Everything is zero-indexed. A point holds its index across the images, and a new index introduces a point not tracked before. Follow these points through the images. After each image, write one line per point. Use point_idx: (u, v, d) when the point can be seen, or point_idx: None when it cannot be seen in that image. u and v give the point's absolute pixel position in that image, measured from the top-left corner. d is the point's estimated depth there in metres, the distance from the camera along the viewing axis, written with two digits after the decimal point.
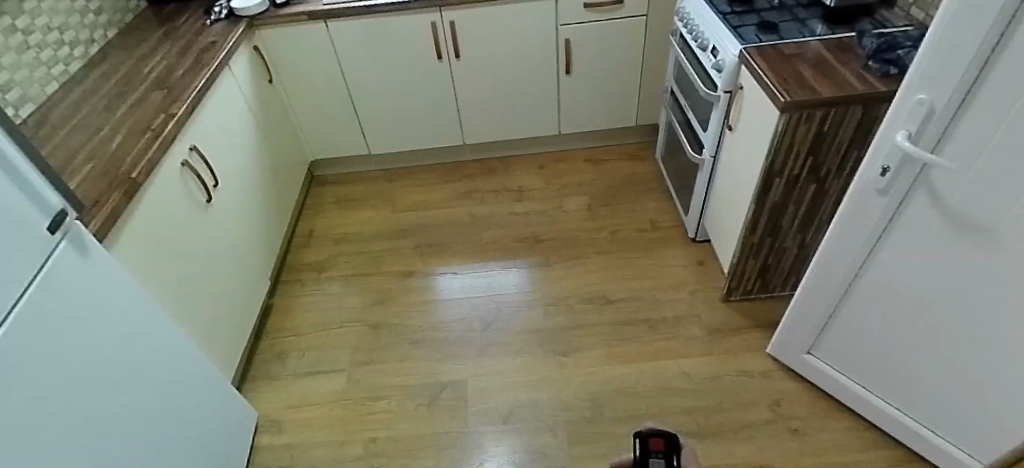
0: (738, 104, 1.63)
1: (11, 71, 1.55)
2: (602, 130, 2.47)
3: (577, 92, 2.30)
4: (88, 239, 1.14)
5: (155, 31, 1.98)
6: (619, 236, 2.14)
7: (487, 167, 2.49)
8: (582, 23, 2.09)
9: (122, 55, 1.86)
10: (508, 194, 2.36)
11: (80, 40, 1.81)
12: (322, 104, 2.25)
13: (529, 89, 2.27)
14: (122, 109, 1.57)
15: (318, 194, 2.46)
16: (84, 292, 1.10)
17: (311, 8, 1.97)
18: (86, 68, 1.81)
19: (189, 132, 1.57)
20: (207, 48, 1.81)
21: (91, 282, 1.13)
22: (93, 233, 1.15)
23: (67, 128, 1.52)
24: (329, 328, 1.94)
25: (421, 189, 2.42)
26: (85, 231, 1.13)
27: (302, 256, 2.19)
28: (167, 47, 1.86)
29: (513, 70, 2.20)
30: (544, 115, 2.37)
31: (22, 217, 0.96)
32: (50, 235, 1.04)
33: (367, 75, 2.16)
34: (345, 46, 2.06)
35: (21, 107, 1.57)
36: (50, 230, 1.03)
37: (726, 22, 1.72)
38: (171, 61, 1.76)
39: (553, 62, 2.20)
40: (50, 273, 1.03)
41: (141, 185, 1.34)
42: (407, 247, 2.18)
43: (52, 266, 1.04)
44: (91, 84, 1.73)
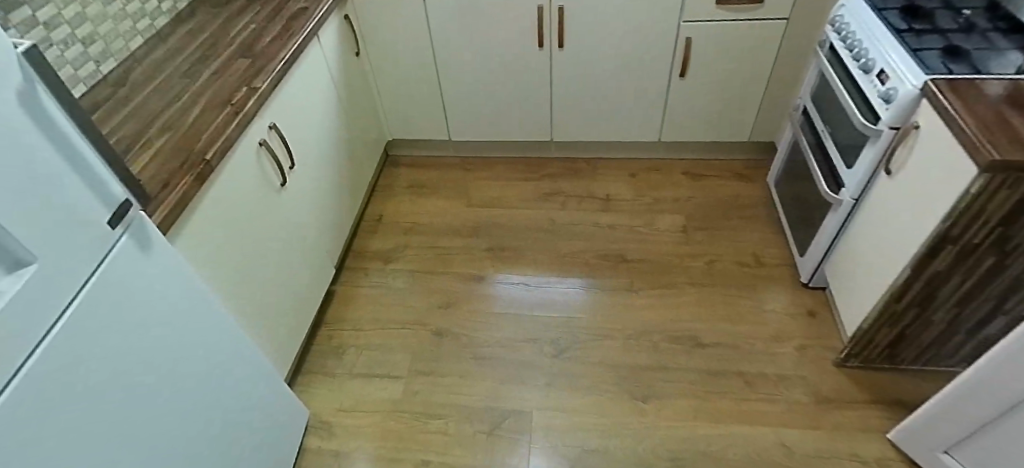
0: (907, 146, 1.34)
1: (95, 23, 1.46)
2: (708, 142, 2.20)
3: (688, 97, 2.03)
4: (153, 231, 1.00)
5: None
6: (716, 268, 1.90)
7: (572, 167, 2.28)
8: (709, 21, 1.81)
9: (211, 12, 1.74)
10: (593, 202, 2.14)
11: None
12: (407, 83, 2.09)
13: (634, 89, 2.02)
14: (204, 75, 1.45)
15: (390, 176, 2.32)
16: (140, 292, 0.98)
17: None
18: (172, 24, 1.71)
19: (270, 109, 1.44)
20: (297, 15, 1.67)
21: (150, 280, 1.00)
22: (158, 225, 1.02)
23: (147, 90, 1.42)
24: (389, 327, 1.80)
25: (499, 185, 2.23)
26: (150, 223, 1.00)
27: (369, 243, 2.06)
28: (256, 7, 1.73)
29: (620, 65, 1.96)
30: (645, 119, 2.12)
31: (77, 211, 0.82)
32: (111, 230, 0.90)
33: (459, 56, 1.98)
34: (440, 23, 1.88)
35: (103, 62, 1.49)
36: (111, 224, 0.90)
37: (902, 41, 1.41)
38: (259, 26, 1.63)
39: (666, 62, 1.93)
40: (105, 272, 0.90)
41: (215, 167, 1.21)
42: (479, 248, 2.01)
43: (109, 265, 0.91)
44: (175, 41, 1.62)
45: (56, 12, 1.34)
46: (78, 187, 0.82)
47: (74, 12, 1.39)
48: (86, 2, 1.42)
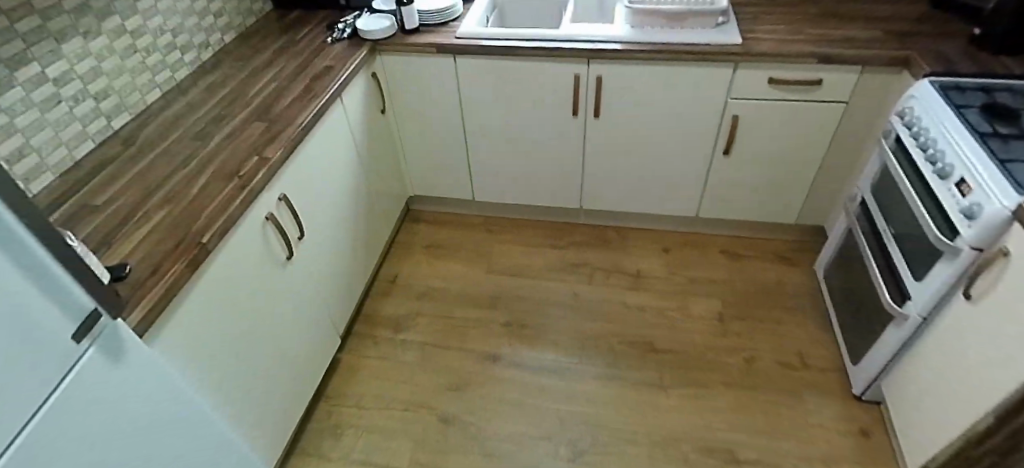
0: (993, 272, 1.15)
1: (110, 77, 1.40)
2: (749, 221, 2.05)
3: (731, 175, 1.89)
4: (128, 342, 0.87)
5: (274, 40, 1.80)
6: (756, 367, 1.71)
7: (602, 236, 2.14)
8: (760, 100, 1.68)
9: (235, 65, 1.69)
10: (623, 277, 1.99)
11: (194, 44, 1.66)
12: (433, 141, 1.99)
13: (672, 162, 1.89)
14: (217, 137, 1.37)
15: (409, 233, 2.21)
16: (103, 414, 0.83)
17: (443, 40, 1.72)
18: (193, 76, 1.65)
19: (282, 179, 1.34)
20: (321, 75, 1.60)
21: (118, 399, 0.86)
22: (134, 336, 0.89)
23: (156, 151, 1.34)
24: (393, 408, 1.64)
25: (522, 251, 2.10)
26: (125, 333, 0.87)
27: (381, 306, 1.93)
28: (280, 63, 1.67)
29: (660, 138, 1.83)
30: (683, 193, 1.97)
31: (30, 327, 0.69)
32: (73, 345, 0.78)
33: (488, 118, 1.88)
34: (471, 85, 1.80)
35: (115, 117, 1.42)
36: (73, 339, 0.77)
37: (986, 147, 1.22)
38: (282, 85, 1.56)
39: (710, 137, 1.80)
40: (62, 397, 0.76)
41: (211, 250, 1.10)
42: (496, 321, 1.86)
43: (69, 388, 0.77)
44: (194, 96, 1.56)
45: (68, 68, 1.28)
46: (35, 300, 0.69)
47: (88, 67, 1.33)
48: (102, 55, 1.37)
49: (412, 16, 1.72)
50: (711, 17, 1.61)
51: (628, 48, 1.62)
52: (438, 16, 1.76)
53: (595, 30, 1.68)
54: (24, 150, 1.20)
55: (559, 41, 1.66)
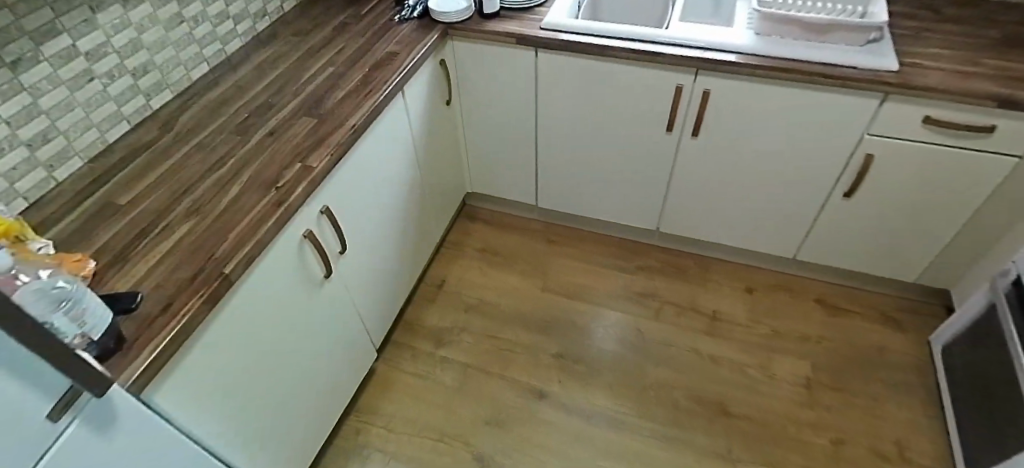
0: None
1: (151, 51, 1.25)
2: (857, 271, 1.74)
3: (846, 219, 1.58)
4: (116, 410, 0.74)
5: (337, 12, 1.61)
6: (844, 453, 1.46)
7: (676, 264, 1.89)
8: (906, 139, 1.36)
9: (293, 40, 1.51)
10: (695, 317, 1.75)
11: (249, 13, 1.50)
12: (499, 139, 1.78)
13: (777, 196, 1.60)
14: (260, 132, 1.21)
15: (463, 232, 2.04)
16: None
17: (526, 30, 1.47)
18: (246, 49, 1.50)
19: (326, 190, 1.18)
20: (383, 63, 1.40)
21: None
22: (126, 402, 0.76)
23: (195, 142, 1.20)
24: (424, 435, 1.51)
25: (584, 271, 1.89)
26: (115, 401, 0.74)
27: (424, 314, 1.79)
28: (340, 42, 1.48)
29: (767, 168, 1.54)
30: (782, 231, 1.68)
31: None
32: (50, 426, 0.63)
33: (565, 122, 1.64)
34: (550, 84, 1.56)
35: (153, 95, 1.29)
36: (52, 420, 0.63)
37: None
38: (339, 71, 1.38)
39: (830, 174, 1.49)
40: None
41: (235, 281, 0.96)
42: (547, 350, 1.68)
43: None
44: (243, 75, 1.40)
45: (104, 40, 1.14)
46: None
47: (126, 39, 1.19)
48: (143, 27, 1.22)
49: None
50: (861, 32, 1.28)
51: (748, 61, 1.32)
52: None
53: (709, 34, 1.39)
54: (50, 133, 1.08)
55: (663, 45, 1.38)
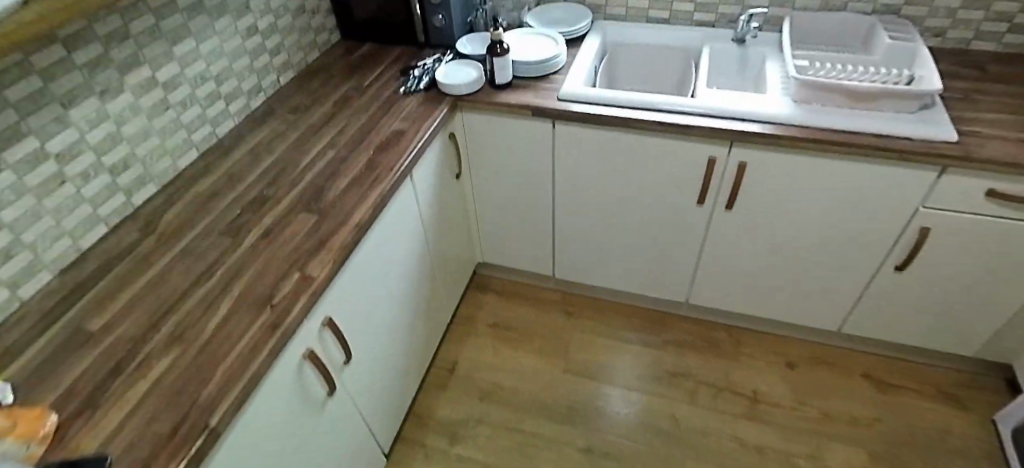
0: None
1: (132, 143, 1.13)
2: (907, 344, 1.60)
3: (896, 293, 1.44)
4: None
5: (338, 84, 1.51)
6: None
7: (708, 337, 1.75)
8: (966, 213, 1.21)
9: (289, 118, 1.40)
10: (735, 399, 1.59)
11: (242, 90, 1.39)
12: (512, 210, 1.66)
13: (820, 269, 1.46)
14: (253, 233, 1.08)
15: (474, 305, 1.90)
16: None
17: (542, 101, 1.37)
18: (238, 129, 1.38)
19: (331, 297, 1.04)
20: (389, 143, 1.28)
21: None
22: None
23: (180, 247, 1.07)
24: None
25: (608, 347, 1.74)
26: None
27: (436, 404, 1.62)
28: (340, 120, 1.37)
29: (810, 240, 1.40)
30: (825, 303, 1.54)
31: None
32: None
33: (586, 194, 1.52)
34: (569, 157, 1.45)
35: (134, 192, 1.16)
36: None
37: None
38: (340, 155, 1.26)
39: (880, 248, 1.35)
40: None
41: (221, 430, 0.81)
42: (573, 444, 1.51)
43: None
44: (236, 160, 1.28)
45: (78, 137, 1.02)
46: None
47: (104, 133, 1.07)
48: (124, 118, 1.10)
49: (506, 68, 1.38)
50: (912, 99, 1.17)
51: (788, 132, 1.20)
52: (536, 67, 1.41)
53: (743, 102, 1.27)
54: (13, 249, 0.95)
55: (694, 115, 1.27)
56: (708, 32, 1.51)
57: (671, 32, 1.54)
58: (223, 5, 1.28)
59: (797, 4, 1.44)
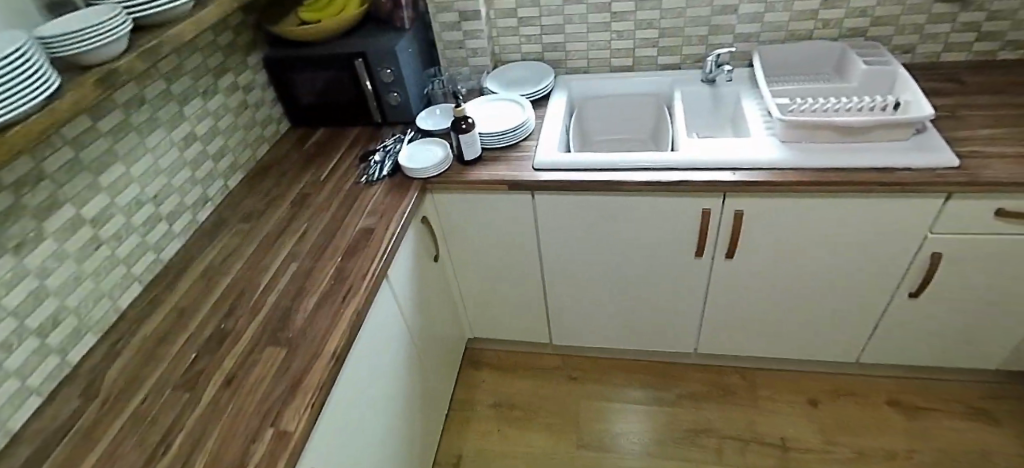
0: None
1: (62, 295, 0.98)
2: (930, 367, 1.52)
3: (915, 321, 1.36)
4: None
5: (294, 179, 1.39)
6: None
7: (721, 384, 1.63)
8: (978, 234, 1.14)
9: (243, 228, 1.27)
10: (763, 452, 1.45)
11: (187, 205, 1.27)
12: (499, 284, 1.54)
13: (832, 306, 1.37)
14: (215, 381, 0.94)
15: (471, 385, 1.75)
16: None
17: (515, 174, 1.27)
18: (188, 249, 1.25)
19: (311, 448, 0.89)
20: (358, 246, 1.15)
21: None
22: None
23: (125, 415, 0.90)
24: None
25: (620, 413, 1.60)
26: None
27: None
28: (299, 223, 1.24)
29: (819, 279, 1.32)
30: (842, 338, 1.45)
31: None
32: None
33: (575, 260, 1.42)
34: (552, 225, 1.35)
35: (68, 349, 1.00)
36: None
37: None
38: (305, 267, 1.12)
39: (891, 278, 1.27)
40: None
41: None
42: None
43: None
44: (187, 290, 1.14)
45: None
46: None
47: (25, 292, 0.92)
48: (49, 269, 0.96)
49: (474, 143, 1.29)
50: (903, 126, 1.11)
51: (783, 178, 1.12)
52: (504, 137, 1.33)
53: (728, 150, 1.20)
54: None
55: (680, 170, 1.19)
56: (677, 75, 1.49)
57: (643, 78, 1.52)
58: (154, 119, 1.16)
59: (762, 38, 1.42)
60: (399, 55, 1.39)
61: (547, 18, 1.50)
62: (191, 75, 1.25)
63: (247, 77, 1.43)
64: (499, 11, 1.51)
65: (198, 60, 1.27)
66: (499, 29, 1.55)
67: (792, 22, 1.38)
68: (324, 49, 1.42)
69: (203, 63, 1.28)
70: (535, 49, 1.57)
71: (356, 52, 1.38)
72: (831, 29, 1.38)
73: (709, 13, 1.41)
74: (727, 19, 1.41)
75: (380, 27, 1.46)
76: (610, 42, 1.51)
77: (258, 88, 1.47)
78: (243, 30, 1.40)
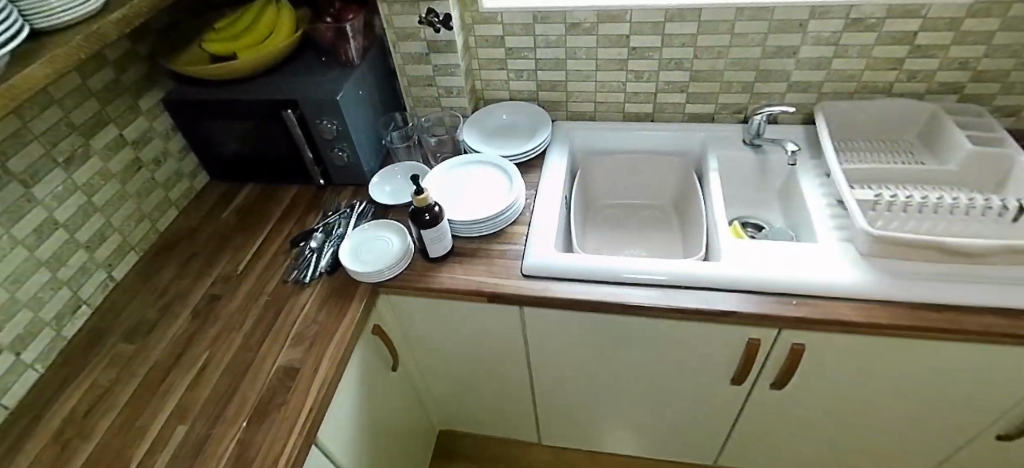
0: None
1: None
2: None
3: (996, 459, 1.08)
4: None
5: (201, 271, 1.05)
6: None
7: None
8: None
9: (124, 352, 0.92)
10: None
11: (46, 319, 0.91)
12: (479, 384, 1.25)
13: (894, 436, 1.09)
14: None
15: None
16: None
17: (498, 282, 0.95)
18: (49, 380, 0.89)
19: None
20: (274, 399, 0.81)
21: None
22: None
23: None
24: None
25: None
26: None
27: None
28: (196, 352, 0.90)
29: (886, 411, 1.03)
30: (898, 463, 1.18)
31: None
32: None
33: (575, 369, 1.13)
34: (547, 336, 1.04)
35: None
36: None
37: None
38: (195, 436, 0.78)
39: (977, 419, 0.99)
40: None
41: None
42: None
43: None
44: (35, 460, 0.79)
45: None
46: None
47: None
48: None
49: (443, 238, 0.95)
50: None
51: (865, 316, 0.82)
52: (481, 226, 1.00)
53: (785, 265, 0.89)
54: None
55: (720, 290, 0.89)
56: (711, 131, 1.16)
57: (666, 133, 1.19)
58: None
59: (824, 89, 1.09)
60: (345, 106, 1.04)
61: (544, 51, 1.16)
62: (43, 139, 0.88)
63: (140, 125, 1.06)
64: (483, 38, 1.17)
65: (56, 115, 0.90)
66: (481, 60, 1.22)
67: (868, 72, 1.04)
68: (243, 91, 1.06)
69: (64, 118, 0.91)
70: (528, 86, 1.24)
71: (285, 101, 1.03)
72: (917, 82, 1.04)
73: (759, 55, 1.07)
74: (781, 63, 1.07)
75: (320, 61, 1.10)
76: (625, 84, 1.18)
77: (158, 137, 1.11)
78: (131, 64, 1.03)
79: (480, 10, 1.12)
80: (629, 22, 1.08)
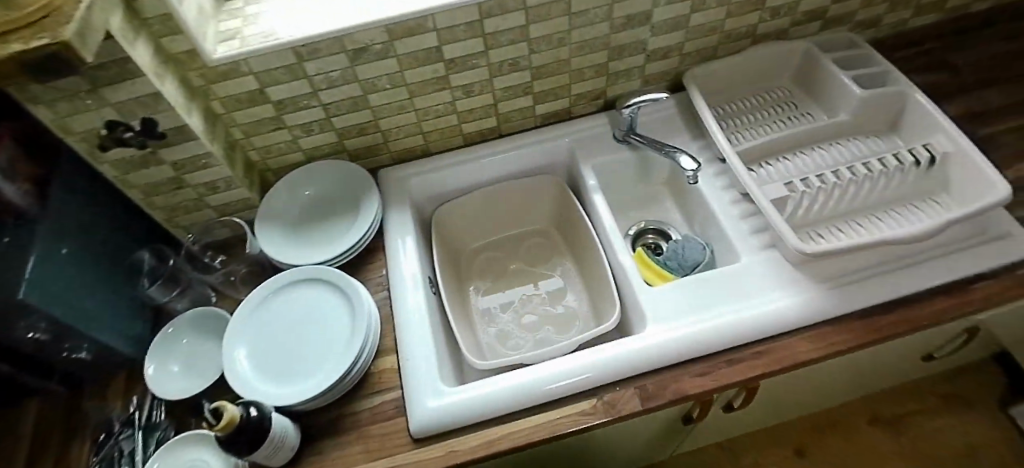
0: None
1: None
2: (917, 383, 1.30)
3: (918, 367, 1.10)
4: None
5: None
6: None
7: None
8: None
9: None
10: None
11: None
12: None
13: (834, 386, 1.06)
14: None
15: None
16: None
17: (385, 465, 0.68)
18: None
19: None
20: None
21: None
22: None
23: None
24: None
25: None
26: None
27: None
28: None
29: (827, 378, 0.97)
30: (836, 397, 1.18)
31: None
32: None
33: None
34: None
35: None
36: None
37: None
38: None
39: (906, 355, 0.97)
40: None
41: None
42: None
43: None
44: None
45: None
46: None
47: None
48: None
49: (282, 446, 0.66)
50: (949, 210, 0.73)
51: (822, 347, 0.69)
52: (330, 393, 0.70)
53: (719, 309, 0.73)
54: None
55: (658, 369, 0.71)
56: (575, 133, 0.94)
57: (525, 149, 0.94)
58: None
59: (687, 49, 0.88)
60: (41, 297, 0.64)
61: (329, 92, 0.82)
62: None
63: None
64: (232, 100, 0.79)
65: None
66: (244, 126, 0.84)
67: (731, 19, 0.85)
68: None
69: None
70: (328, 139, 0.90)
71: None
72: (782, 17, 0.87)
73: (606, 32, 0.82)
74: (634, 34, 0.83)
75: None
76: (453, 103, 0.88)
77: None
78: None
79: (211, 63, 0.73)
80: (434, 31, 0.76)
